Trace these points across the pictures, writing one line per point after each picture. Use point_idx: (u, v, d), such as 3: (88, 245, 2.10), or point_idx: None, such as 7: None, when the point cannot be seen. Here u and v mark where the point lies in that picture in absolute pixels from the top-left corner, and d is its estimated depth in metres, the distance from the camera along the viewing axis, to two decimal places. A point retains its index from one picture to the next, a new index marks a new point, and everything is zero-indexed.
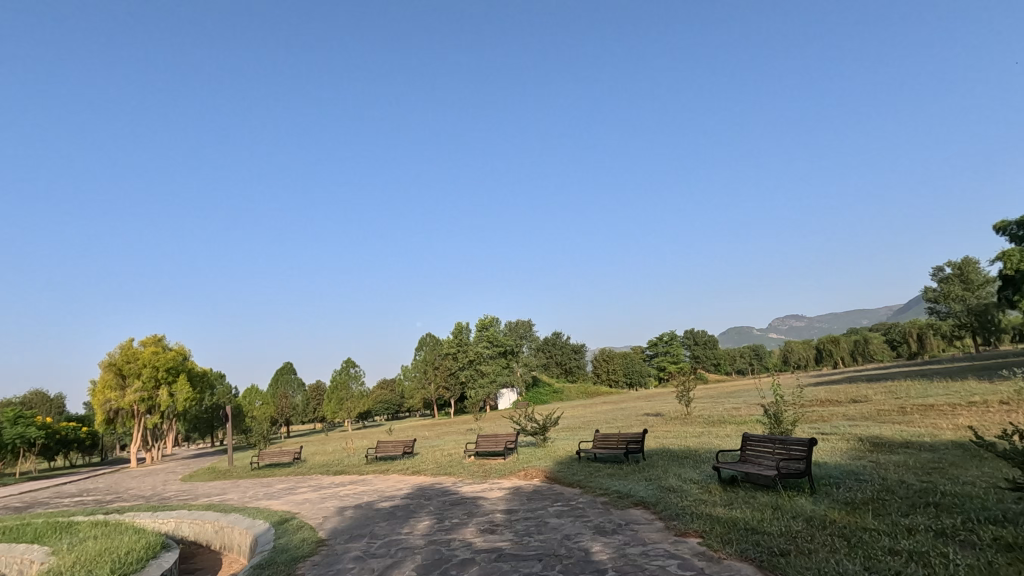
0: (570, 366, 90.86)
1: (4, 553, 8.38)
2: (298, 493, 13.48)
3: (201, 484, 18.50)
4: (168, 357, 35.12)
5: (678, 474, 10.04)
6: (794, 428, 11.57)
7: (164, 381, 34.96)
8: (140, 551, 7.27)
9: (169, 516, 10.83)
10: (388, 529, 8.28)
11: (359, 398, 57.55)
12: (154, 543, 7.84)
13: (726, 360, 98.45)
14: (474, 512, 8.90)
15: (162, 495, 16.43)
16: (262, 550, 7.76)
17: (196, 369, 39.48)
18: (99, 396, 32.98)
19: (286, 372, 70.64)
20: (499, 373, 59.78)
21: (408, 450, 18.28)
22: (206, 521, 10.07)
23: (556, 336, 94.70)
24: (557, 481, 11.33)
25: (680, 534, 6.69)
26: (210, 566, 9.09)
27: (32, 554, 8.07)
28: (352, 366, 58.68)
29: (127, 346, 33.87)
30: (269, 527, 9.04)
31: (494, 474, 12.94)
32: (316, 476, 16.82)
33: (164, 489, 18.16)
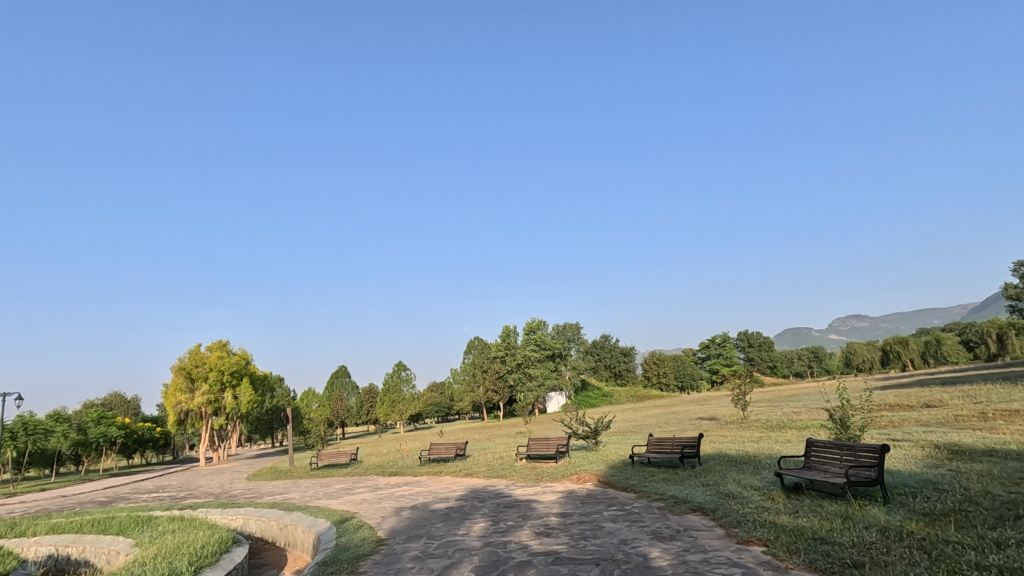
0: (619, 369, 89.70)
1: (93, 544, 9.03)
2: (355, 493, 13.87)
3: (265, 483, 19.36)
4: (232, 361, 36.89)
5: (737, 480, 9.72)
6: (863, 434, 10.97)
7: (228, 384, 36.74)
8: (215, 546, 7.67)
9: (238, 513, 11.38)
10: (444, 529, 8.42)
11: (410, 400, 58.74)
12: (226, 538, 8.27)
13: (783, 362, 94.72)
14: (528, 515, 8.91)
15: (230, 493, 17.23)
16: (325, 547, 8.04)
17: (258, 373, 41.25)
18: (171, 398, 35.05)
19: (341, 376, 73.12)
20: (547, 376, 59.83)
21: (459, 452, 18.51)
22: (272, 519, 10.51)
23: (605, 338, 93.61)
24: (610, 485, 11.19)
25: (743, 542, 6.47)
26: (276, 562, 9.49)
27: (119, 545, 8.67)
28: (403, 369, 59.89)
29: (195, 351, 35.87)
30: (331, 526, 9.36)
31: (545, 477, 12.91)
32: (372, 476, 17.27)
33: (231, 487, 19.09)
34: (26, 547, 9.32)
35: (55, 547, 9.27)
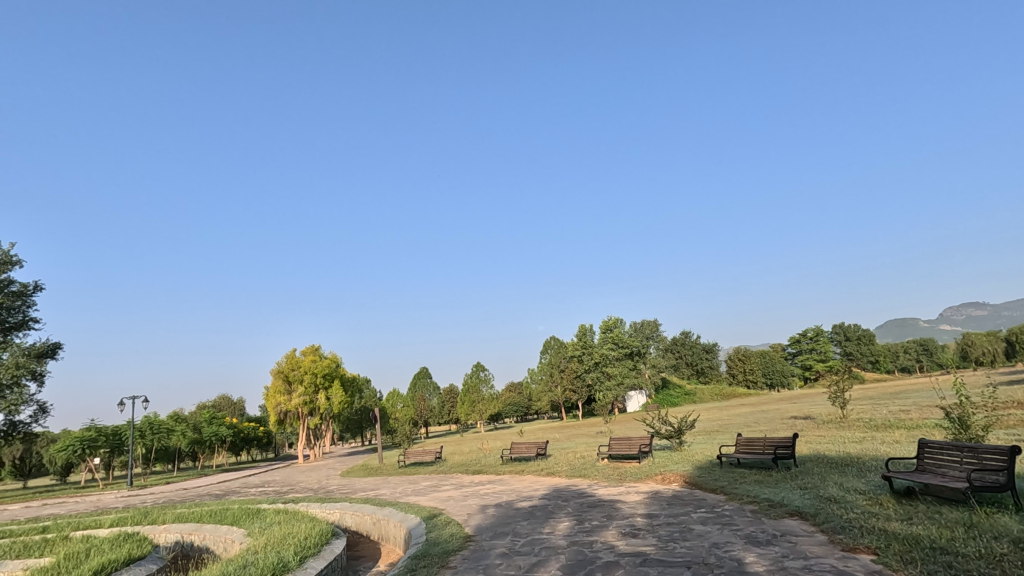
0: (702, 367, 86.37)
1: (212, 532, 9.94)
2: (442, 490, 14.32)
3: (358, 480, 20.45)
4: (324, 364, 39.17)
5: (840, 483, 9.06)
6: (986, 434, 9.89)
7: (321, 386, 39.06)
8: (316, 537, 8.20)
9: (335, 508, 12.07)
10: (529, 528, 8.48)
11: (490, 400, 59.67)
12: (326, 530, 8.81)
13: (886, 357, 87.17)
14: (613, 515, 8.80)
15: (327, 489, 18.34)
16: (416, 542, 8.34)
17: (347, 375, 43.56)
18: (272, 399, 37.83)
19: (423, 376, 75.71)
20: (626, 375, 58.63)
21: (541, 451, 18.61)
22: (365, 513, 11.07)
23: (685, 335, 90.53)
24: (697, 486, 10.82)
25: (849, 550, 6.03)
26: (371, 554, 9.98)
27: (234, 535, 9.49)
28: (482, 370, 60.96)
29: (291, 355, 38.50)
30: (420, 522, 9.72)
31: (629, 477, 12.69)
32: (457, 475, 17.72)
33: (328, 483, 20.33)
34: (158, 533, 10.43)
35: (181, 534, 10.30)
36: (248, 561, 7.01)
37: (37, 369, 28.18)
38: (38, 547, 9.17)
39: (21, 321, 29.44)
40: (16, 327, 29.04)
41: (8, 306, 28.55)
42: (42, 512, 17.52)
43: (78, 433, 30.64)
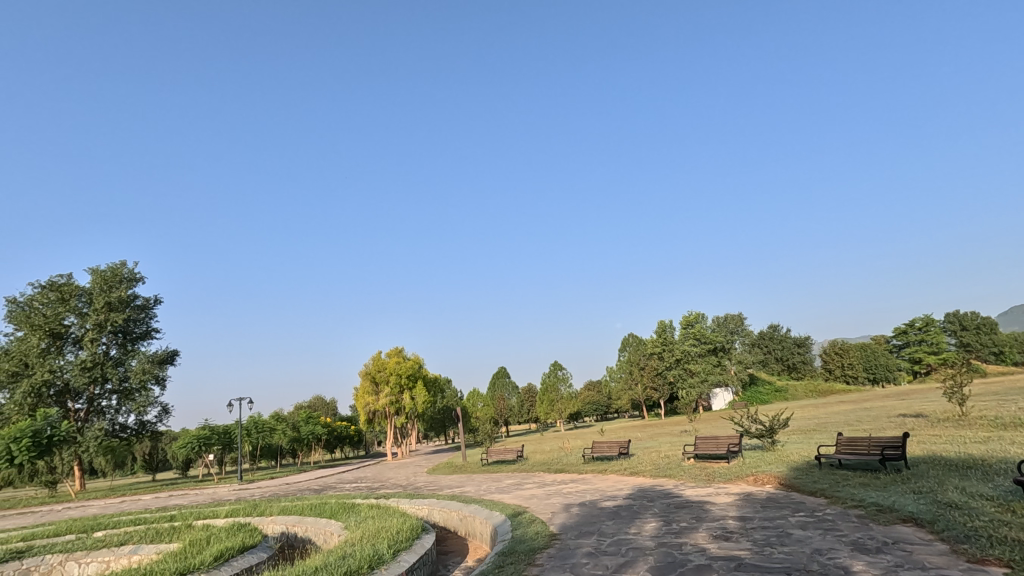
0: (794, 362, 81.28)
1: (313, 524, 10.65)
2: (525, 489, 14.45)
3: (443, 477, 21.06)
4: (408, 365, 40.70)
5: (961, 488, 8.19)
6: None
7: (405, 387, 40.59)
8: (408, 532, 8.55)
9: (423, 504, 12.51)
10: (615, 527, 8.36)
11: (569, 399, 59.43)
12: (417, 525, 9.17)
13: (1011, 347, 77.86)
14: (703, 516, 8.49)
15: (415, 486, 19.05)
16: (502, 539, 8.46)
17: (429, 376, 44.97)
18: (361, 399, 39.81)
19: (502, 376, 76.73)
20: (710, 372, 56.31)
21: (623, 451, 18.31)
22: (452, 510, 11.40)
23: (773, 328, 85.67)
24: (794, 488, 10.20)
25: (977, 561, 5.45)
26: (459, 550, 10.23)
27: (333, 528, 10.11)
28: (560, 369, 60.78)
29: (377, 357, 40.35)
30: (506, 519, 9.86)
31: (717, 477, 12.19)
32: (539, 473, 17.83)
33: (415, 480, 21.11)
34: (267, 524, 11.29)
35: (286, 525, 11.10)
36: (347, 553, 7.43)
37: (160, 375, 31.42)
38: (166, 534, 10.20)
39: (145, 331, 32.89)
40: (141, 337, 32.50)
41: (134, 318, 32.01)
42: (169, 502, 19.51)
43: (195, 431, 33.81)
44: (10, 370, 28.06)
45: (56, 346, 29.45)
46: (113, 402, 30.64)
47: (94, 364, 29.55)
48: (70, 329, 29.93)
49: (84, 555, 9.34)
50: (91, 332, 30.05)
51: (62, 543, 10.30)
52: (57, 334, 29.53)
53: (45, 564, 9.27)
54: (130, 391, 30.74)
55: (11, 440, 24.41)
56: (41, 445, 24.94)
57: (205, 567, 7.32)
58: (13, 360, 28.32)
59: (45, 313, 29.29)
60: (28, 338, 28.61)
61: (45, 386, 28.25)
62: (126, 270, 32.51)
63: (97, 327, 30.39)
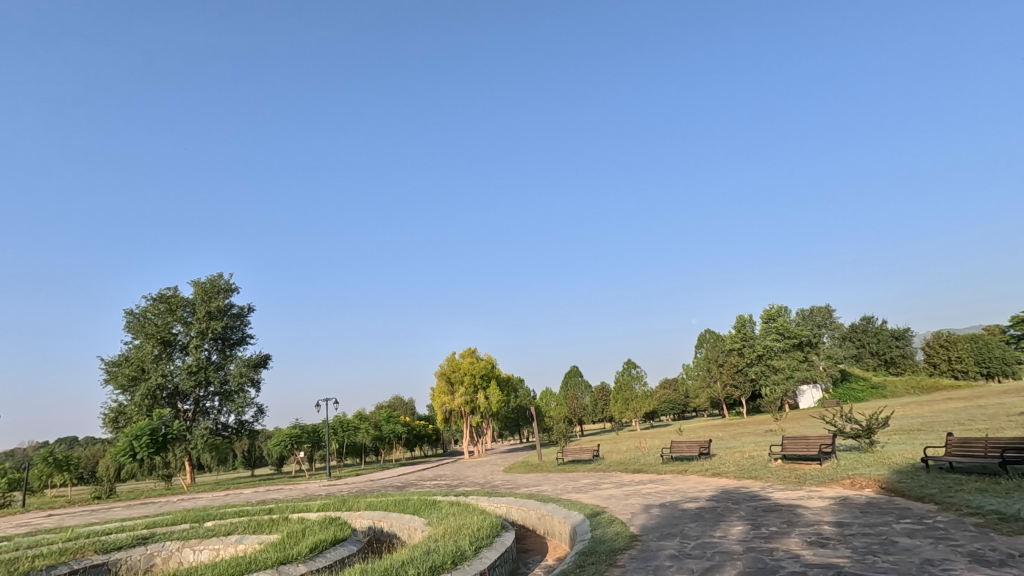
0: (892, 356, 74.97)
1: (398, 520, 11.10)
2: (602, 488, 14.29)
3: (520, 476, 21.26)
4: (481, 365, 41.37)
5: None
6: None
7: (480, 387, 41.28)
8: (488, 529, 8.71)
9: (501, 502, 12.72)
10: (699, 530, 8.08)
11: (644, 398, 58.12)
12: (497, 523, 9.33)
13: None
14: (795, 521, 8.03)
15: (492, 484, 19.32)
16: (582, 539, 8.41)
17: (502, 375, 45.48)
18: (438, 399, 40.99)
19: (575, 375, 76.42)
20: (796, 368, 53.03)
21: (704, 451, 17.68)
22: (530, 509, 11.49)
23: (867, 320, 79.64)
24: (898, 493, 9.43)
25: None
26: (539, 548, 10.29)
27: (416, 523, 10.50)
28: (634, 367, 59.61)
29: (452, 358, 41.34)
30: (584, 519, 9.81)
31: (809, 480, 11.50)
32: (617, 473, 17.61)
33: (493, 478, 21.45)
34: (355, 519, 11.90)
35: (373, 520, 11.65)
36: (431, 548, 7.68)
37: (255, 377, 33.81)
38: (266, 525, 11.00)
39: (241, 337, 35.49)
40: (237, 343, 35.07)
41: (231, 326, 34.61)
42: (267, 496, 20.98)
43: (288, 430, 36.13)
44: (129, 375, 31.22)
45: (166, 352, 32.43)
46: (216, 403, 33.31)
47: (199, 369, 32.33)
48: (177, 336, 32.87)
49: (198, 542, 10.27)
50: (195, 339, 32.83)
51: (178, 531, 11.36)
52: (166, 342, 32.49)
53: (165, 550, 10.27)
54: (230, 392, 33.29)
55: (133, 438, 27.16)
56: (158, 443, 27.58)
57: (302, 557, 7.81)
58: (132, 366, 31.46)
59: (157, 322, 32.37)
60: (144, 345, 31.73)
61: (159, 388, 31.21)
62: (223, 281, 35.25)
63: (200, 335, 33.16)
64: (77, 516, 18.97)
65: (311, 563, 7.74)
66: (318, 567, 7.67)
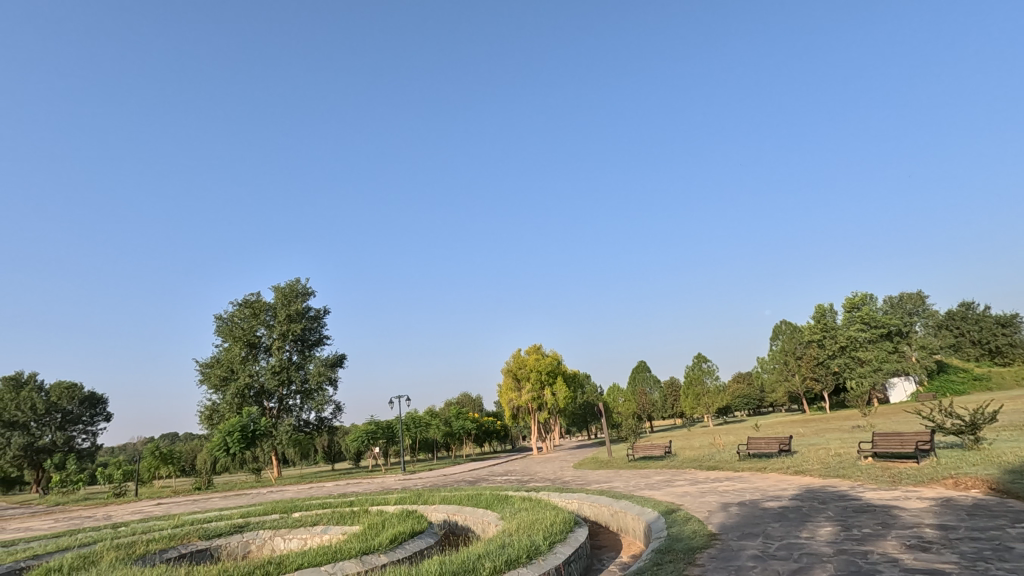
0: (998, 345, 68.18)
1: (471, 514, 11.36)
2: (677, 486, 13.97)
3: (591, 472, 21.19)
4: (547, 362, 41.33)
5: None
6: None
7: (546, 383, 41.26)
8: (561, 524, 8.73)
9: (573, 498, 12.72)
10: (783, 530, 7.71)
11: (716, 392, 56.15)
12: (569, 518, 9.33)
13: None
14: (891, 523, 7.47)
15: (562, 480, 19.35)
16: (657, 537, 8.25)
17: (569, 371, 45.27)
18: (505, 395, 41.52)
19: (642, 370, 75.23)
20: (884, 360, 49.71)
21: (784, 447, 16.89)
22: (603, 505, 11.42)
23: (967, 306, 73.06)
24: (1009, 496, 8.56)
25: None
26: (613, 545, 10.18)
27: (489, 518, 10.70)
28: (704, 361, 57.73)
29: (518, 355, 41.59)
30: (659, 517, 9.62)
31: (905, 479, 10.69)
32: (690, 470, 17.10)
33: (563, 474, 21.51)
34: (430, 511, 12.28)
35: (447, 514, 11.98)
36: (506, 542, 7.78)
37: (332, 376, 35.51)
38: (348, 517, 11.54)
39: (318, 338, 37.33)
40: (316, 343, 36.93)
41: (309, 327, 36.51)
42: (348, 489, 22.08)
43: (364, 426, 37.75)
44: (221, 375, 33.66)
45: (252, 354, 34.68)
46: (298, 401, 35.26)
47: (282, 369, 34.38)
48: (261, 339, 35.07)
49: (287, 532, 10.95)
50: (278, 341, 34.93)
51: (270, 521, 12.16)
52: (252, 344, 34.75)
53: (259, 538, 11.02)
54: (310, 391, 35.10)
55: (226, 434, 29.31)
56: (247, 438, 29.62)
57: (383, 548, 8.13)
58: (223, 367, 33.89)
59: (243, 326, 34.75)
60: (232, 348, 34.15)
61: (247, 387, 33.48)
62: (300, 285, 37.25)
63: (282, 337, 35.24)
64: (182, 505, 20.71)
65: (392, 554, 8.06)
66: (398, 558, 7.98)
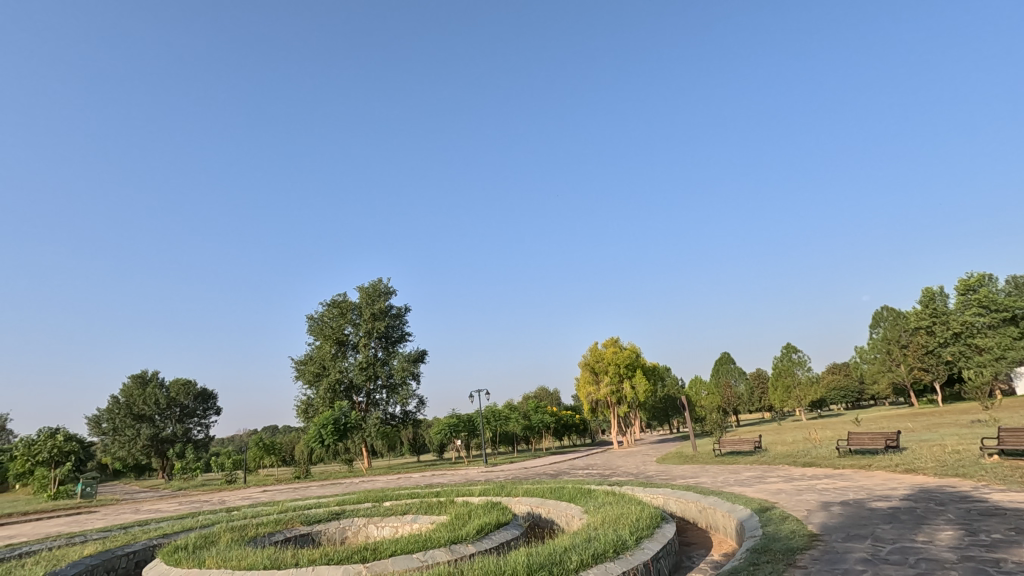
0: None
1: (555, 507, 11.38)
2: (770, 482, 13.26)
3: (676, 466, 20.61)
4: (625, 355, 40.60)
5: None
6: None
7: (625, 376, 40.51)
8: (648, 520, 8.53)
9: (658, 493, 12.44)
10: (896, 532, 7.10)
11: (809, 384, 52.67)
12: (656, 514, 9.09)
13: None
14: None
15: (646, 474, 19.00)
16: (752, 535, 7.87)
17: (648, 364, 44.23)
18: (583, 389, 41.33)
19: (726, 362, 72.21)
20: (1009, 346, 43.86)
21: (891, 444, 15.52)
22: (690, 501, 11.07)
23: None
24: None
25: None
26: (702, 543, 9.81)
27: (573, 511, 10.69)
28: (795, 351, 54.35)
29: (595, 348, 41.17)
30: (752, 514, 9.16)
31: None
32: (783, 467, 16.14)
33: (646, 469, 21.07)
34: (514, 504, 12.46)
35: (531, 506, 12.10)
36: (592, 536, 7.73)
37: (415, 371, 36.84)
38: (436, 507, 11.95)
39: (401, 335, 38.84)
40: (399, 340, 38.45)
41: (392, 325, 38.06)
42: (434, 480, 22.88)
43: (446, 419, 38.89)
44: (314, 372, 35.90)
45: (341, 351, 36.68)
46: (384, 395, 36.88)
47: (369, 365, 36.12)
48: (349, 336, 36.97)
49: (380, 520, 11.50)
50: (364, 338, 36.66)
51: (364, 509, 12.83)
52: (341, 341, 36.71)
53: (355, 525, 11.64)
54: (395, 385, 36.60)
55: (321, 426, 31.26)
56: (340, 430, 31.40)
57: (471, 538, 8.34)
58: (316, 363, 36.13)
59: (332, 325, 36.81)
60: (324, 346, 36.33)
61: (337, 383, 35.50)
62: (382, 285, 38.86)
63: (367, 334, 36.94)
64: (285, 492, 22.39)
65: (479, 544, 8.24)
66: (486, 548, 8.16)
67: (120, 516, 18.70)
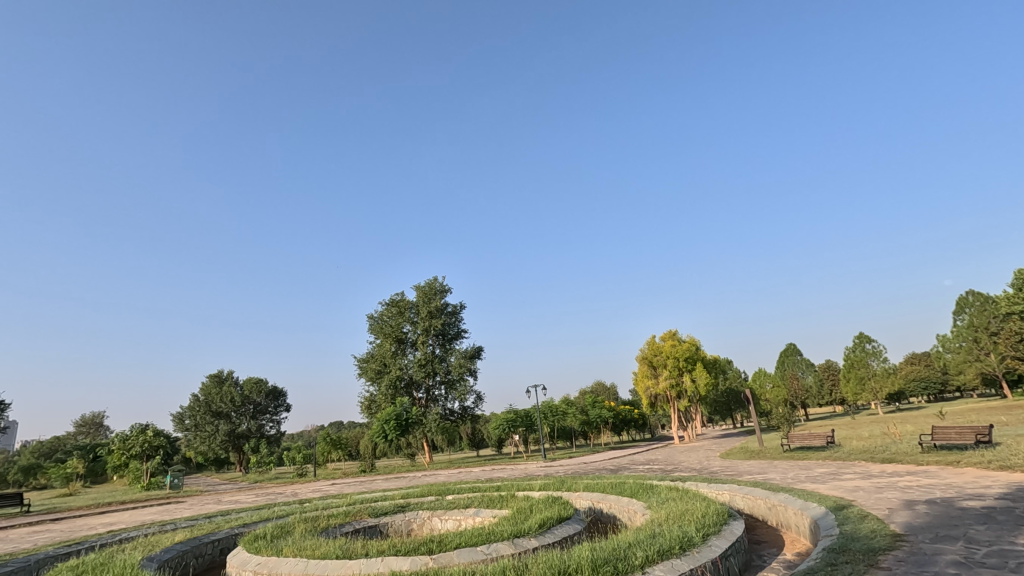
0: None
1: (617, 502, 11.27)
2: (846, 479, 12.57)
3: (741, 462, 19.95)
4: (684, 347, 39.63)
5: None
6: None
7: (685, 369, 39.50)
8: (715, 516, 8.28)
9: (724, 489, 12.11)
10: (993, 534, 6.56)
11: (884, 376, 49.57)
12: (722, 510, 8.82)
13: None
14: None
15: (710, 469, 18.47)
16: (828, 534, 7.50)
17: (708, 357, 42.94)
18: (642, 383, 40.70)
19: (792, 353, 69.09)
20: None
21: (983, 439, 14.35)
22: (758, 497, 10.69)
23: None
24: None
25: None
26: (773, 541, 9.43)
27: (635, 506, 10.54)
28: (868, 341, 51.28)
29: (652, 341, 40.42)
30: (827, 512, 8.72)
31: None
32: (859, 463, 15.29)
33: (710, 464, 20.49)
34: (575, 499, 12.42)
35: (592, 501, 12.02)
36: (657, 532, 7.59)
37: (472, 367, 37.29)
38: (497, 500, 12.09)
39: (457, 332, 39.41)
40: (455, 336, 39.04)
41: (448, 322, 38.67)
42: (494, 474, 23.15)
43: (504, 414, 39.20)
44: (376, 369, 37.07)
45: (400, 349, 37.65)
46: (443, 392, 37.58)
47: (427, 361, 36.92)
48: (407, 334, 37.89)
49: (443, 513, 11.77)
50: (422, 336, 37.43)
51: (428, 501, 13.16)
52: (400, 339, 37.69)
53: (419, 517, 11.97)
54: (453, 381, 37.22)
55: (385, 421, 32.27)
56: (402, 426, 32.30)
57: (534, 532, 8.38)
58: (377, 361, 37.31)
59: (391, 323, 37.90)
60: (384, 344, 37.46)
61: (398, 379, 36.51)
62: (438, 283, 39.59)
63: (425, 332, 37.69)
64: (352, 485, 23.28)
65: (542, 538, 8.27)
66: (549, 542, 8.17)
67: (203, 506, 20.06)
